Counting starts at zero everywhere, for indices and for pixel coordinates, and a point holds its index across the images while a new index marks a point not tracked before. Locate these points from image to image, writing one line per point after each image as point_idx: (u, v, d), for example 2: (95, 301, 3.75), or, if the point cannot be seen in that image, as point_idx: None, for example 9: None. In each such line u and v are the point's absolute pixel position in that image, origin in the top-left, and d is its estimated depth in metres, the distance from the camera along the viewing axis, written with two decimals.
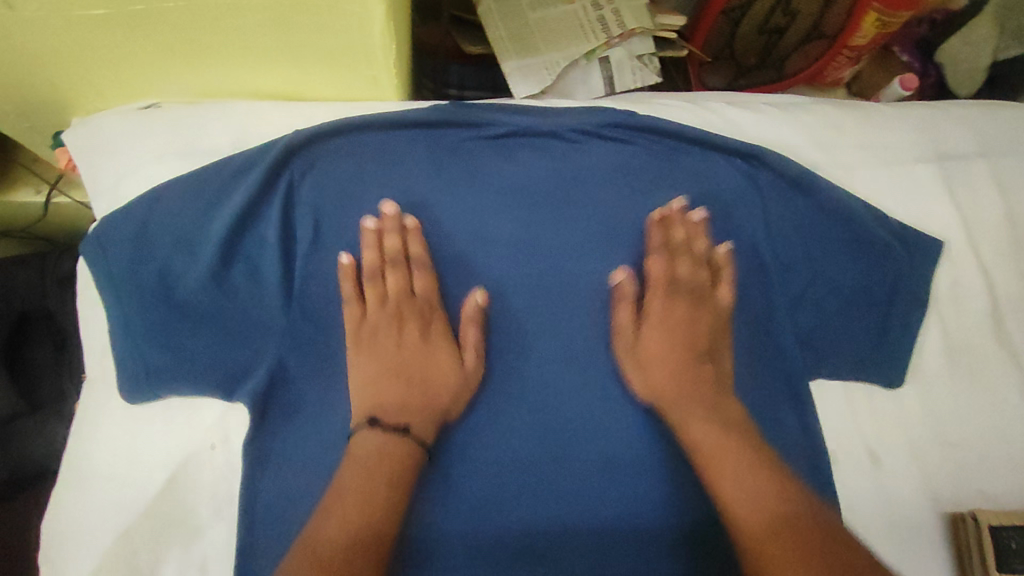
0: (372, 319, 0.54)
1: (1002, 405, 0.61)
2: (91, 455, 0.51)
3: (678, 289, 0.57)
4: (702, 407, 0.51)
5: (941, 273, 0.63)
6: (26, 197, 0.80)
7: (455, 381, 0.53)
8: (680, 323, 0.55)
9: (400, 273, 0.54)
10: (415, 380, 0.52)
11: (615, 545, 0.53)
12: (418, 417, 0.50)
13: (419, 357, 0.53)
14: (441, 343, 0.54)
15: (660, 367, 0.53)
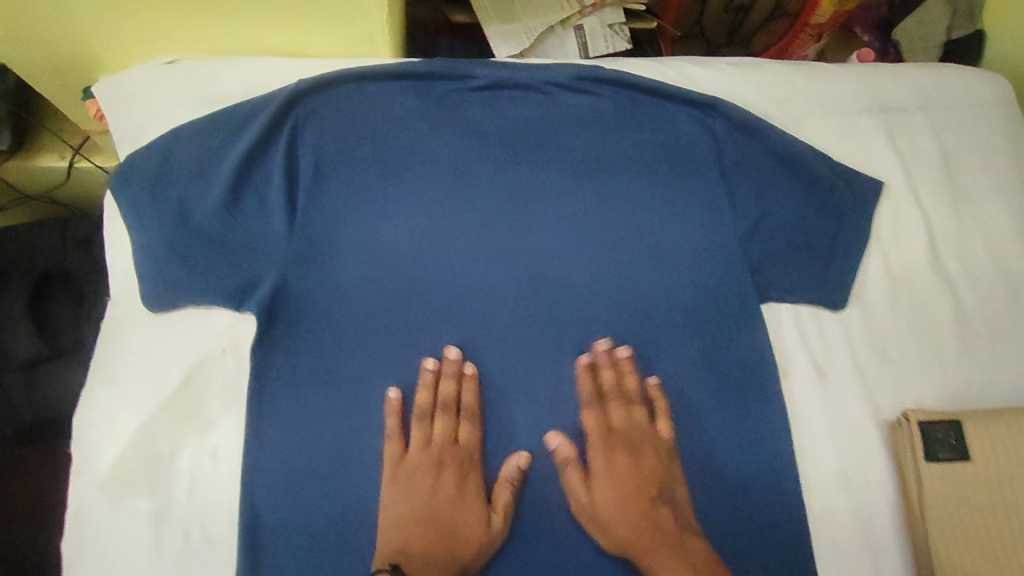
0: (410, 460, 0.57)
1: (936, 326, 0.67)
2: (116, 359, 0.57)
3: (615, 440, 0.60)
4: (667, 551, 0.55)
5: (882, 211, 0.70)
6: (51, 162, 0.87)
7: (483, 537, 0.56)
8: (622, 476, 0.59)
9: (447, 421, 0.59)
10: (417, 497, 0.56)
11: (582, 441, 0.60)
12: (432, 565, 0.53)
13: (450, 508, 0.56)
14: (473, 500, 0.57)
15: (610, 508, 0.57)
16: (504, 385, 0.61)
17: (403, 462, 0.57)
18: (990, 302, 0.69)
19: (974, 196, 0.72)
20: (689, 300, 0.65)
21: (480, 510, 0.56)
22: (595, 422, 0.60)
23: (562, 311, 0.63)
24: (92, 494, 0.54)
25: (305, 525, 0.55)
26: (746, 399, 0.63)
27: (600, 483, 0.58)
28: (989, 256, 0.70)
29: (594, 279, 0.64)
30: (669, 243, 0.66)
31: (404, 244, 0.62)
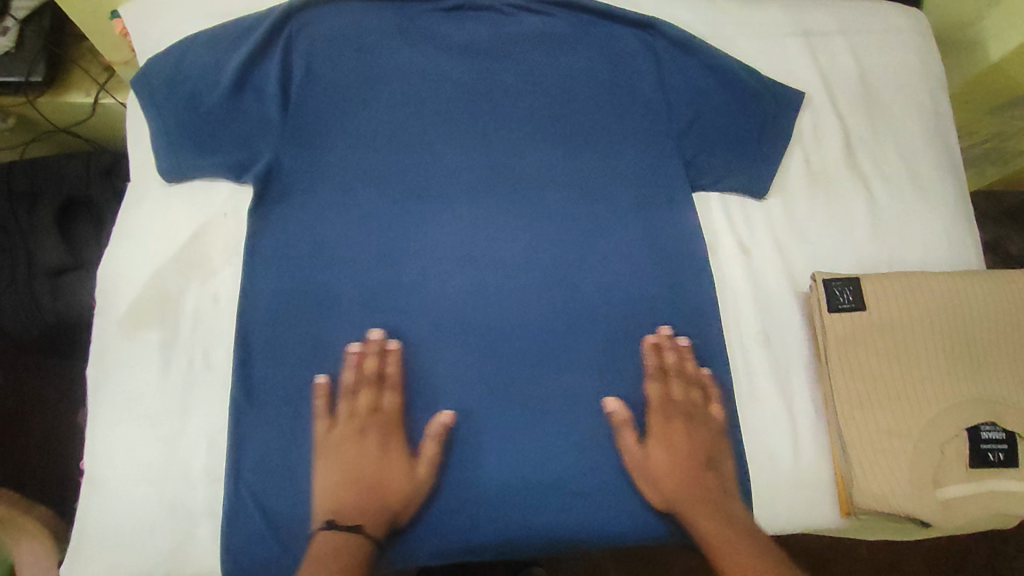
0: (336, 431, 0.63)
1: (850, 213, 0.76)
2: (135, 222, 0.68)
3: (672, 411, 0.66)
4: (703, 510, 0.63)
5: (804, 117, 0.79)
6: (79, 98, 0.99)
7: (409, 487, 0.62)
8: (681, 441, 0.65)
9: (368, 391, 0.63)
10: (367, 467, 0.62)
11: (531, 300, 0.69)
12: (374, 515, 0.61)
13: (378, 469, 0.62)
14: (398, 461, 0.63)
15: (675, 474, 0.64)
16: (464, 254, 0.70)
17: (356, 436, 0.63)
18: (900, 195, 0.78)
19: (888, 106, 0.81)
20: (629, 187, 0.74)
21: (397, 462, 0.63)
22: (658, 392, 0.66)
23: (516, 193, 0.72)
24: (112, 329, 0.64)
25: (290, 359, 0.64)
26: (678, 269, 0.72)
27: (651, 451, 0.65)
28: (901, 156, 0.79)
29: (546, 168, 0.74)
30: (613, 139, 0.75)
31: (380, 135, 0.72)
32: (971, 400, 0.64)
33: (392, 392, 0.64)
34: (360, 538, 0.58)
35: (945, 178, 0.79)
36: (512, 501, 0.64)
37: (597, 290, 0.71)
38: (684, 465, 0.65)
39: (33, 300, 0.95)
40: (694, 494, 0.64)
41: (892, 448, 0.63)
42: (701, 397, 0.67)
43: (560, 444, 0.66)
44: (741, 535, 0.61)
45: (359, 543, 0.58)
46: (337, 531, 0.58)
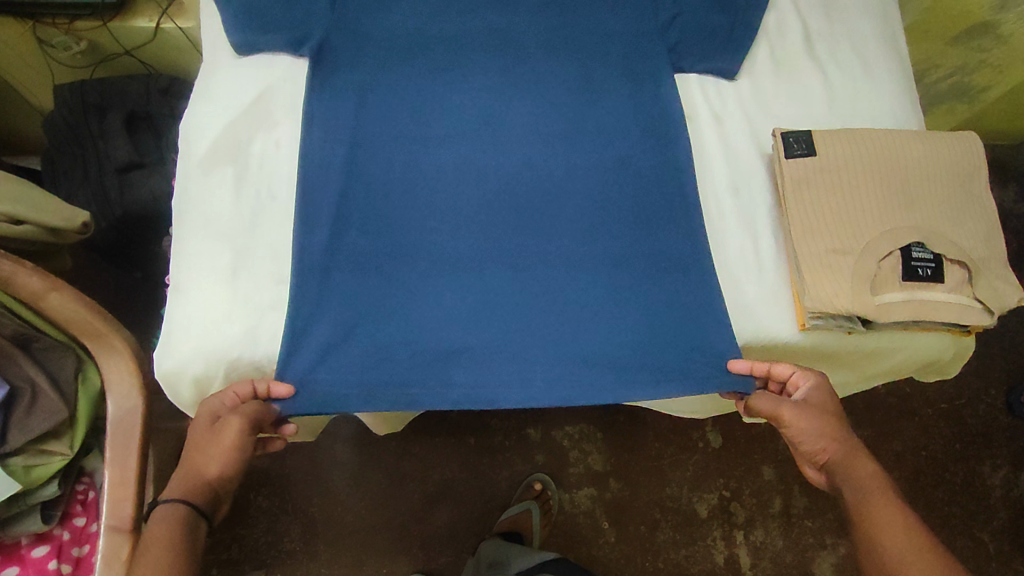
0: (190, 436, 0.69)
1: (810, 94, 0.89)
2: (209, 86, 0.82)
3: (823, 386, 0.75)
4: (863, 464, 0.71)
5: (771, 16, 0.93)
6: (144, 24, 1.13)
7: (222, 453, 0.67)
8: (823, 406, 0.74)
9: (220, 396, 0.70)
10: (203, 451, 0.67)
11: (533, 155, 0.84)
12: (193, 493, 0.65)
13: (195, 446, 0.67)
14: (227, 440, 0.67)
15: (832, 438, 0.72)
16: (480, 120, 0.85)
17: (194, 419, 0.68)
18: (852, 80, 0.91)
19: (842, 8, 0.95)
20: (620, 70, 0.88)
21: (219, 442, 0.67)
22: (789, 370, 0.76)
23: (524, 73, 0.87)
24: (192, 166, 0.78)
25: (338, 194, 0.79)
26: (661, 132, 0.86)
27: (811, 418, 0.72)
28: (854, 49, 0.93)
29: (550, 54, 0.88)
30: (607, 30, 0.89)
31: (412, 24, 0.86)
32: (906, 229, 0.76)
33: (241, 385, 0.71)
34: (182, 516, 0.63)
35: (892, 67, 0.92)
36: (515, 313, 0.78)
37: (590, 149, 0.85)
38: (840, 428, 0.73)
39: (105, 194, 1.09)
40: (858, 455, 0.72)
41: (839, 265, 0.75)
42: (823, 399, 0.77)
43: (556, 265, 0.80)
44: (890, 494, 0.69)
45: (179, 517, 0.63)
46: (164, 509, 0.63)
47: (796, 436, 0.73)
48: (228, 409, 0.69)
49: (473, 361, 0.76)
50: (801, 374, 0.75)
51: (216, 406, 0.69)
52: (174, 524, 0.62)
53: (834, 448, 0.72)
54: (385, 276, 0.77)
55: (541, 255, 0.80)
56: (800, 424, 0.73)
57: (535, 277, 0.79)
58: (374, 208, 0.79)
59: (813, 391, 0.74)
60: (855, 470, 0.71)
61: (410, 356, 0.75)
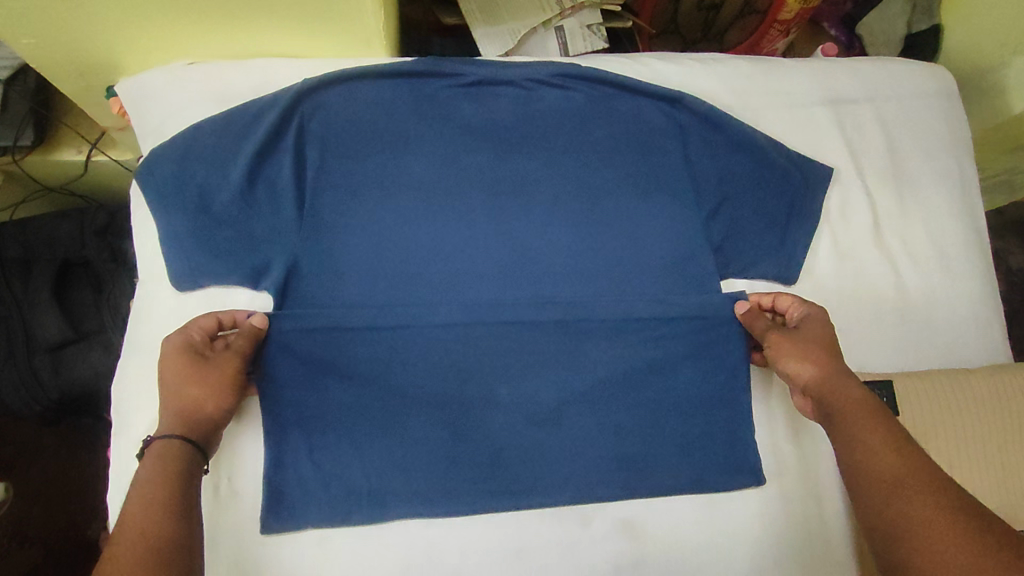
0: (164, 369, 0.60)
1: (880, 296, 0.75)
2: (149, 330, 0.66)
3: (812, 310, 0.66)
4: (856, 397, 0.58)
5: (832, 193, 0.78)
6: (69, 156, 0.92)
7: (212, 387, 0.59)
8: (812, 331, 0.64)
9: (189, 329, 0.61)
10: (182, 380, 0.58)
11: (575, 268, 0.71)
12: (183, 428, 0.57)
13: (177, 381, 0.58)
14: (211, 370, 0.60)
15: (818, 368, 0.61)
16: (484, 352, 0.67)
17: (166, 352, 0.60)
18: (927, 275, 0.77)
19: (914, 179, 0.80)
20: (656, 273, 0.72)
21: (201, 371, 0.59)
22: (790, 302, 0.68)
23: (539, 277, 0.70)
24: (132, 448, 0.63)
25: (316, 476, 0.64)
26: (712, 363, 0.70)
27: (796, 342, 0.63)
28: (928, 235, 0.78)
29: (575, 241, 0.71)
30: (638, 221, 0.73)
31: (402, 223, 0.69)
32: (1009, 510, 0.64)
33: (207, 315, 0.63)
34: (174, 454, 0.55)
35: (973, 255, 0.79)
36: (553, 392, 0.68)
37: (626, 376, 0.69)
38: (826, 354, 0.62)
39: (34, 380, 0.90)
40: (847, 380, 0.59)
41: None
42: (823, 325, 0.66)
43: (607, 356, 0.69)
44: (887, 429, 0.55)
45: (174, 455, 0.55)
46: (153, 447, 0.55)
47: (778, 362, 0.63)
48: (200, 340, 0.61)
49: (522, 462, 0.66)
50: (798, 306, 0.67)
51: (190, 337, 0.61)
52: (170, 464, 0.54)
53: (815, 372, 0.60)
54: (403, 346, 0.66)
55: (564, 535, 0.66)
56: (780, 346, 0.63)
57: (572, 567, 0.66)
58: (384, 267, 0.68)
59: (807, 318, 0.65)
60: (841, 398, 0.58)
61: (440, 340, 0.67)
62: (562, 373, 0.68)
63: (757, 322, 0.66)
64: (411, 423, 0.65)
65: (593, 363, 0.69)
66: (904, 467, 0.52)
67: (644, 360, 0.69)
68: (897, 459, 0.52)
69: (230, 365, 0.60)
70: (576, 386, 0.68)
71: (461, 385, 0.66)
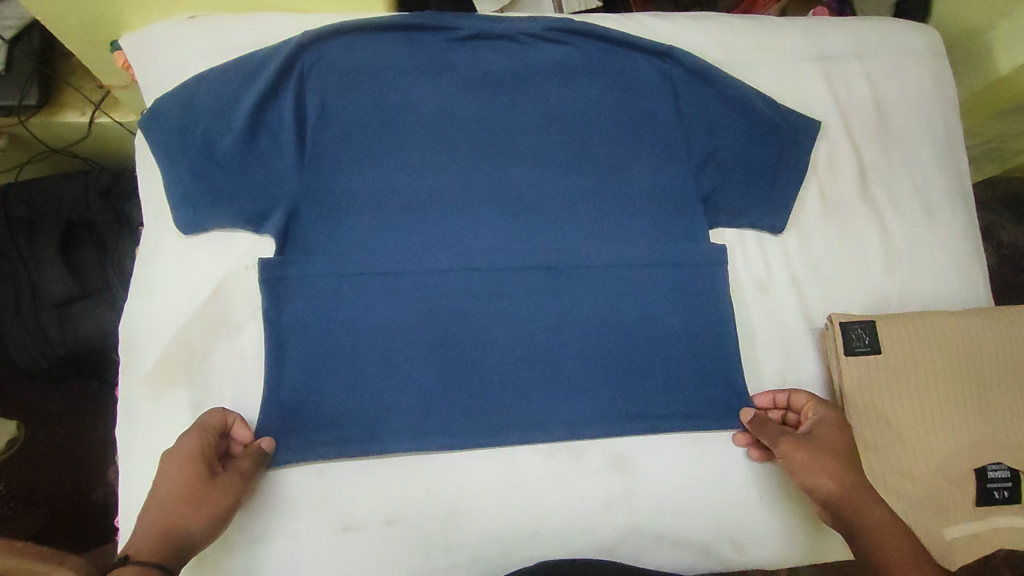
0: (167, 469, 0.57)
1: (865, 247, 0.77)
2: (154, 274, 0.68)
3: (826, 413, 0.66)
4: (881, 514, 0.60)
5: (820, 146, 0.80)
6: (73, 118, 0.93)
7: (211, 507, 0.57)
8: (827, 440, 0.64)
9: (204, 432, 0.60)
10: (185, 493, 0.56)
11: (568, 219, 0.73)
12: (166, 551, 0.53)
13: (179, 492, 0.56)
14: (215, 487, 0.58)
15: (842, 480, 0.61)
16: (479, 296, 0.69)
17: (175, 456, 0.58)
18: (911, 226, 0.79)
19: (900, 134, 0.82)
20: (648, 223, 0.74)
21: (206, 486, 0.57)
22: (807, 401, 0.68)
23: (533, 226, 0.72)
24: (139, 388, 0.65)
25: (319, 414, 0.66)
26: (701, 308, 0.72)
27: (815, 453, 0.63)
28: (913, 187, 0.80)
29: (568, 192, 0.73)
30: (630, 174, 0.75)
31: (400, 172, 0.71)
32: (982, 444, 0.67)
33: (214, 415, 0.63)
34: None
35: (955, 207, 0.81)
36: (546, 336, 0.70)
37: (617, 321, 0.71)
38: (845, 466, 0.62)
39: (41, 334, 0.92)
40: (869, 492, 0.61)
41: (903, 493, 0.66)
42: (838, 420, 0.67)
43: (598, 302, 0.71)
44: (912, 545, 0.58)
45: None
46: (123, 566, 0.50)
47: (796, 473, 0.63)
48: (210, 451, 0.59)
49: (515, 402, 0.68)
50: (813, 406, 0.67)
51: (200, 445, 0.59)
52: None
53: (836, 487, 0.61)
54: (401, 292, 0.68)
55: (557, 470, 0.69)
56: (799, 458, 0.62)
57: (565, 503, 0.68)
58: (382, 215, 0.70)
59: (822, 421, 0.65)
60: (864, 513, 0.60)
61: (438, 284, 0.69)
62: (556, 317, 0.70)
63: (771, 430, 0.65)
64: (409, 364, 0.68)
65: (586, 310, 0.71)
66: None
67: (636, 306, 0.72)
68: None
69: (231, 485, 0.59)
70: (568, 331, 0.70)
71: (458, 328, 0.69)
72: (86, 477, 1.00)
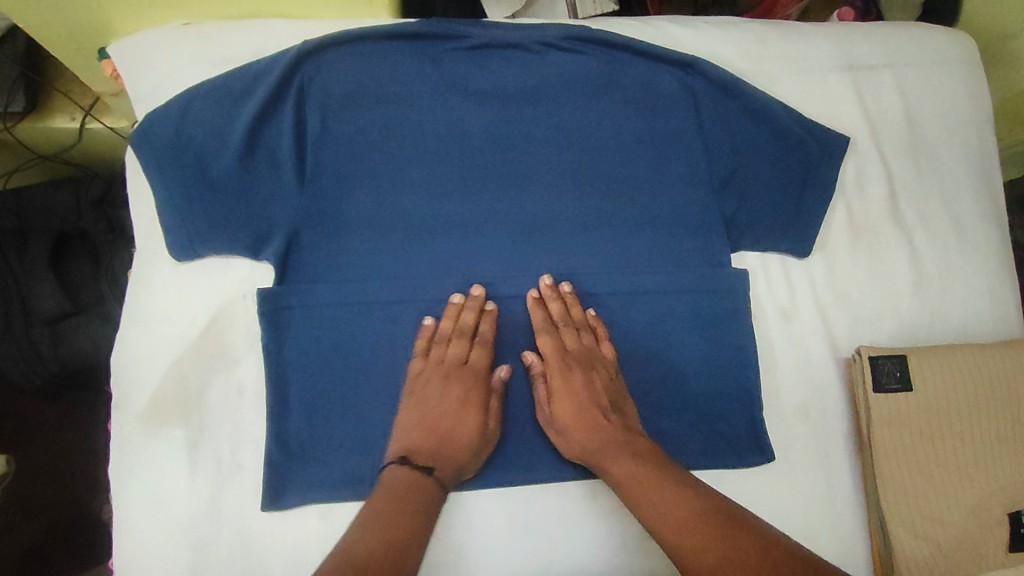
0: (421, 379, 0.63)
1: (895, 271, 0.74)
2: (146, 303, 0.64)
3: (569, 360, 0.64)
4: (607, 452, 0.60)
5: (848, 164, 0.75)
6: (63, 123, 0.89)
7: (481, 436, 0.62)
8: (570, 386, 0.63)
9: (462, 346, 0.63)
10: (449, 410, 0.62)
11: (584, 243, 0.69)
12: (448, 466, 0.60)
13: (451, 417, 0.61)
14: (488, 409, 0.63)
15: (579, 426, 0.62)
16: (490, 325, 0.66)
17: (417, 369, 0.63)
18: (944, 250, 0.75)
19: (933, 151, 0.77)
20: (666, 247, 0.70)
21: (480, 411, 0.62)
22: (549, 346, 0.64)
23: (547, 250, 0.68)
24: (133, 424, 0.63)
25: (320, 450, 0.63)
26: (720, 338, 0.69)
27: (552, 407, 0.63)
28: (946, 208, 0.76)
29: (583, 212, 0.69)
30: (648, 194, 0.70)
31: (407, 192, 0.67)
32: (1015, 487, 0.64)
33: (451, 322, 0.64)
34: (420, 487, 0.57)
35: (990, 229, 0.77)
36: None
37: (634, 351, 0.68)
38: (577, 411, 0.62)
39: (33, 352, 0.89)
40: (605, 443, 0.60)
41: (933, 537, 0.64)
42: (592, 342, 0.66)
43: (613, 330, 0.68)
44: (649, 487, 0.57)
45: (409, 487, 0.56)
46: (397, 476, 0.57)
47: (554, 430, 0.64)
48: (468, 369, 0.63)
49: (526, 436, 0.66)
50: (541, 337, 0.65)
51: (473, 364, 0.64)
52: (407, 491, 0.56)
53: (571, 440, 0.62)
54: (409, 319, 0.65)
55: (570, 506, 0.66)
56: (553, 419, 0.64)
57: (579, 542, 0.66)
58: (387, 238, 0.66)
59: (560, 382, 0.63)
60: (604, 460, 0.60)
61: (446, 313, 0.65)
62: None
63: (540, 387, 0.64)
64: None
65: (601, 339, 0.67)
66: (680, 524, 0.54)
67: (654, 334, 0.68)
68: (668, 518, 0.55)
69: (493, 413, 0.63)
70: None
71: None
72: (86, 488, 0.99)
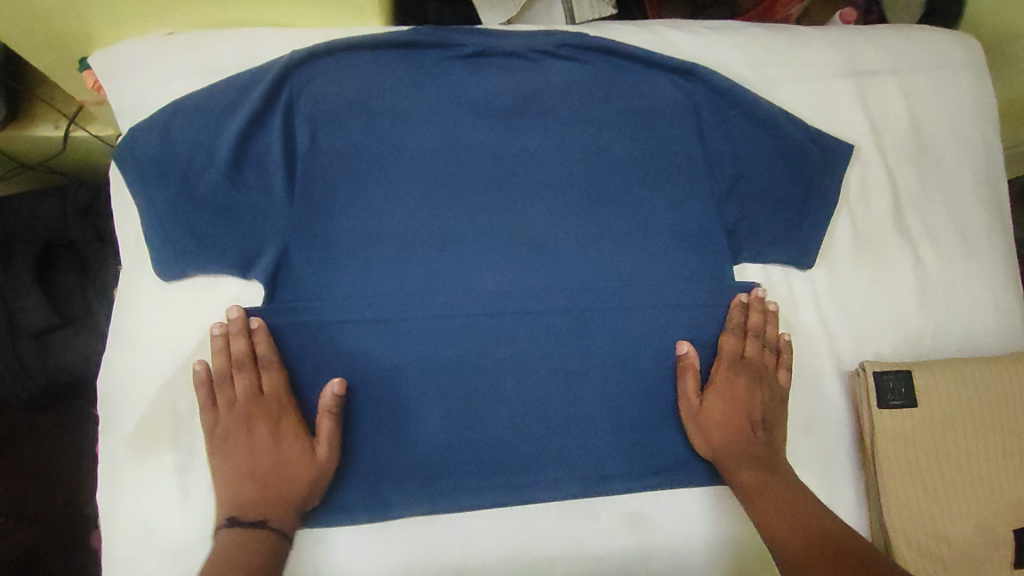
0: (223, 424, 0.60)
1: (899, 283, 0.72)
2: (132, 324, 0.62)
3: (742, 366, 0.67)
4: (757, 466, 0.63)
5: (852, 172, 0.74)
6: (47, 131, 0.86)
7: (313, 469, 0.60)
8: (728, 393, 0.66)
9: (246, 376, 0.60)
10: (239, 450, 0.60)
11: (582, 257, 0.67)
12: (279, 506, 0.58)
13: (268, 455, 0.60)
14: (265, 439, 0.60)
15: (736, 436, 0.65)
16: (487, 342, 0.64)
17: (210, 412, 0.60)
18: (949, 260, 0.73)
19: (937, 158, 0.76)
20: (666, 261, 0.68)
21: (294, 443, 0.60)
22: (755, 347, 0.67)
23: (545, 265, 0.67)
24: (120, 449, 0.61)
25: None
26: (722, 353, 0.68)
27: (720, 415, 0.65)
28: (951, 216, 0.75)
29: (581, 225, 0.68)
30: (647, 206, 0.69)
31: (400, 207, 0.65)
32: (1019, 502, 0.64)
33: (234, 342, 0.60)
34: (251, 541, 0.56)
35: (995, 239, 0.75)
36: (558, 383, 0.65)
37: (635, 368, 0.66)
38: (731, 423, 0.65)
39: (19, 366, 0.86)
40: (748, 453, 0.64)
41: (939, 554, 0.63)
42: (772, 363, 0.68)
43: (612, 347, 0.66)
44: (792, 501, 0.60)
45: (247, 544, 0.56)
46: (224, 541, 0.56)
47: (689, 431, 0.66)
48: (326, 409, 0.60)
49: (524, 455, 0.64)
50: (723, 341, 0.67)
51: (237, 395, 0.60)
52: (237, 552, 0.55)
53: (711, 447, 0.65)
54: (404, 337, 0.63)
55: (570, 527, 0.65)
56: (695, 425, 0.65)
57: (578, 563, 0.64)
58: (380, 254, 0.64)
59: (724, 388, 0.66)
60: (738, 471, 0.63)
61: (441, 331, 0.64)
62: (568, 364, 0.65)
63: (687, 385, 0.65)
64: (411, 418, 0.63)
65: (600, 356, 0.66)
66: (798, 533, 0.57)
67: (654, 350, 0.67)
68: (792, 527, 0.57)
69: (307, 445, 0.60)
70: (578, 374, 0.65)
71: (463, 380, 0.64)
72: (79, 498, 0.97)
